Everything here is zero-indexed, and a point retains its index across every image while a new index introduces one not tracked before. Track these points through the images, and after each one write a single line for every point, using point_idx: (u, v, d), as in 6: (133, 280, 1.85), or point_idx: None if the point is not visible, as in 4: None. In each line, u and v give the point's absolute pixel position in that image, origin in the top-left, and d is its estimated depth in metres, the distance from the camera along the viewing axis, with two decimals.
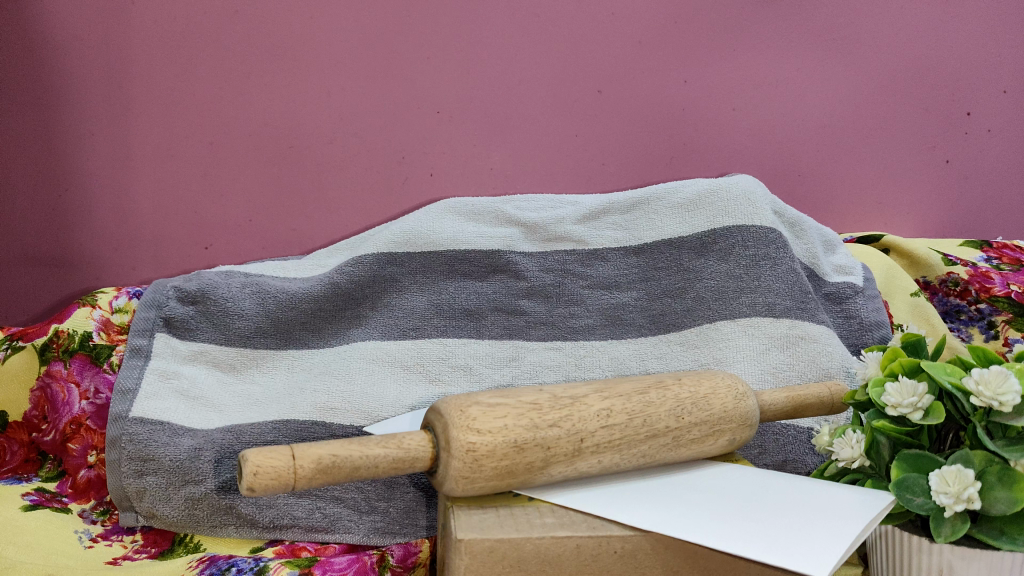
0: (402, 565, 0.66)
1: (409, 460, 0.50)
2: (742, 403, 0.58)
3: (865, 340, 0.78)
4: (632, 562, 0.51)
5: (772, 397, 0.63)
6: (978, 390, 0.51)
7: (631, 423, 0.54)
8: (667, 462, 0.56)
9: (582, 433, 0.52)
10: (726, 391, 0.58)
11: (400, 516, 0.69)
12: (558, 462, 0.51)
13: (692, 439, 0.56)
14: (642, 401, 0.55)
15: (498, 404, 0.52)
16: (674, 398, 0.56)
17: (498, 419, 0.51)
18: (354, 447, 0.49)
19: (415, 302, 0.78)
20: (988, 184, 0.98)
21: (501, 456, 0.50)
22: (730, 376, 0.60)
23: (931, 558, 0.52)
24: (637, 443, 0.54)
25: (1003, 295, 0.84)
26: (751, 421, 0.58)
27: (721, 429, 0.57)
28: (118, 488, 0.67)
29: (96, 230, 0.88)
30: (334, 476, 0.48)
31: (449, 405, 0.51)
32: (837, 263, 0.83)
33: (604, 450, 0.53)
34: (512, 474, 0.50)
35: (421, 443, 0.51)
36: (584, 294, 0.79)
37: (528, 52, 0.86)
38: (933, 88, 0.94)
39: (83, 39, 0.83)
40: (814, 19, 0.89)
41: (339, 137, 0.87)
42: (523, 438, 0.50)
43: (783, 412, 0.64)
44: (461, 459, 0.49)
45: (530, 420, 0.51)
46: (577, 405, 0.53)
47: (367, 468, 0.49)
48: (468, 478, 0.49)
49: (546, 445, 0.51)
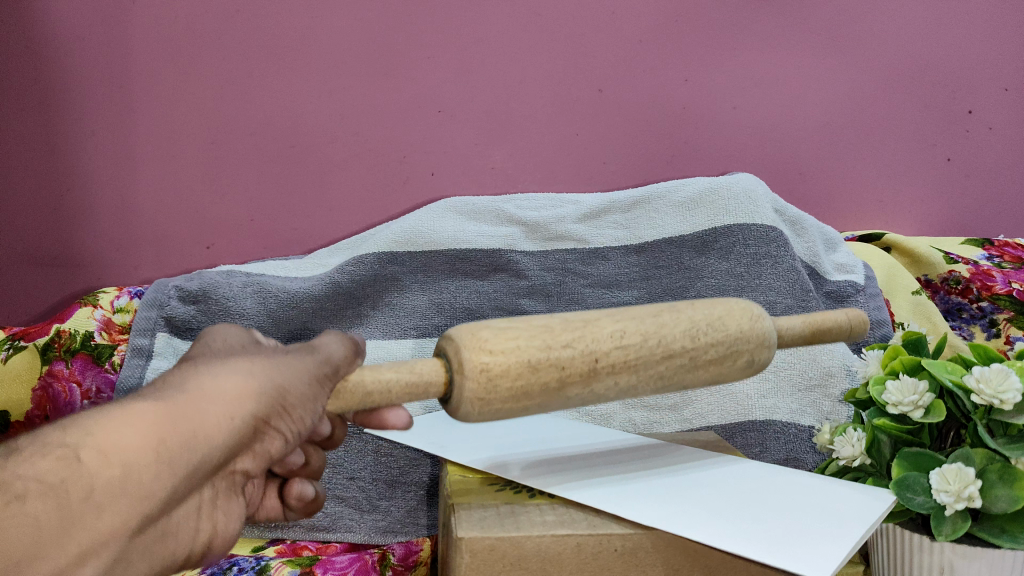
0: (403, 564, 0.68)
1: (421, 384, 0.44)
2: (757, 324, 0.51)
3: (866, 338, 0.78)
4: (633, 560, 0.51)
5: (790, 323, 0.56)
6: (978, 388, 0.51)
7: (646, 344, 0.47)
8: (681, 388, 0.49)
9: (597, 353, 0.45)
10: (740, 313, 0.51)
11: (402, 516, 0.71)
12: (574, 384, 0.45)
13: (709, 360, 0.49)
14: (655, 322, 0.48)
15: (507, 325, 0.45)
16: (686, 319, 0.49)
17: (509, 339, 0.44)
18: (366, 370, 0.44)
19: (416, 301, 0.78)
20: (988, 182, 0.98)
21: (516, 376, 0.43)
22: (740, 299, 0.53)
23: (931, 557, 0.52)
24: (653, 365, 0.47)
25: (1004, 294, 0.84)
26: (769, 342, 0.52)
27: (736, 351, 0.50)
28: None
29: (98, 230, 0.88)
30: (346, 401, 0.43)
31: (457, 327, 0.45)
32: (839, 261, 0.82)
33: (620, 372, 0.46)
34: (528, 396, 0.44)
35: (435, 367, 0.45)
36: (585, 292, 0.79)
37: (527, 51, 0.86)
38: (935, 86, 0.93)
39: (83, 40, 0.82)
40: (817, 17, 0.89)
41: (339, 137, 0.87)
42: (536, 358, 0.44)
43: (800, 342, 0.56)
44: (474, 380, 0.43)
45: (542, 339, 0.45)
46: (590, 326, 0.46)
47: (380, 394, 0.44)
48: (484, 400, 0.43)
49: (561, 366, 0.44)
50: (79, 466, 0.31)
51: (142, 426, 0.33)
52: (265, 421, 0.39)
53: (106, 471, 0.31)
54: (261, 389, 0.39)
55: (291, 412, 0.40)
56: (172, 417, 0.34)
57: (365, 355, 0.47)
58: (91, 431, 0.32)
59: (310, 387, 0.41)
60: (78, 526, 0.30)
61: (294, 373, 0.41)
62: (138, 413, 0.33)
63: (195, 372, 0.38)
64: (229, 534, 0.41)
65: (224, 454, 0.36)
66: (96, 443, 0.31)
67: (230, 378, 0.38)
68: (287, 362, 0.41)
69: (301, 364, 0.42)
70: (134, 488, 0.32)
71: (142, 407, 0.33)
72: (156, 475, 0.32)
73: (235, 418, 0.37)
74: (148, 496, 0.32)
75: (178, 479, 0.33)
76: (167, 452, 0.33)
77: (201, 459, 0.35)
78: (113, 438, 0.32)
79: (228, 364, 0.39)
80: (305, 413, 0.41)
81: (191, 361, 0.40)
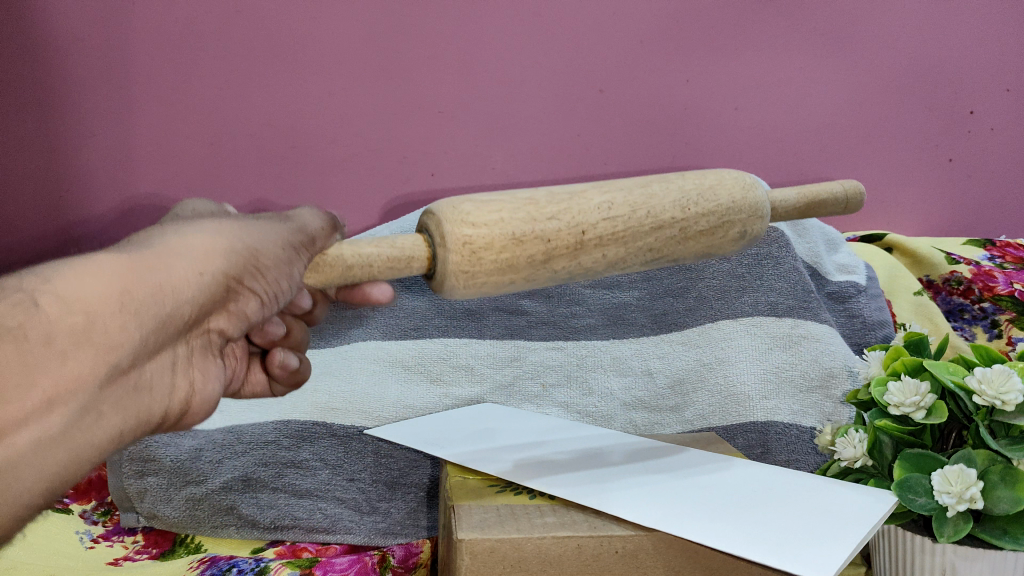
0: (403, 566, 0.69)
1: (404, 258, 0.45)
2: (750, 193, 0.51)
3: (867, 339, 0.78)
4: (633, 562, 0.50)
5: (783, 195, 0.56)
6: (979, 388, 0.51)
7: (635, 215, 0.46)
8: (674, 261, 0.49)
9: (584, 225, 0.45)
10: (732, 182, 0.51)
11: (402, 518, 0.72)
12: (562, 256, 0.45)
13: (701, 232, 0.49)
14: (645, 192, 0.47)
15: (491, 199, 0.45)
16: (676, 190, 0.48)
17: (493, 212, 0.44)
18: (348, 247, 0.46)
19: (416, 302, 0.75)
20: (990, 183, 0.97)
21: (500, 250, 0.44)
22: (734, 170, 0.53)
23: (933, 558, 0.52)
24: (643, 236, 0.47)
25: (1006, 295, 0.84)
26: (763, 213, 0.52)
27: (730, 220, 0.50)
28: (120, 489, 0.70)
29: (97, 231, 0.88)
30: (325, 274, 0.45)
31: (441, 202, 0.45)
32: (842, 262, 0.81)
33: (609, 243, 0.46)
34: (515, 269, 0.44)
35: (418, 243, 0.46)
36: (586, 293, 0.77)
37: (528, 52, 0.86)
38: (936, 86, 0.93)
39: (81, 39, 0.82)
40: (818, 17, 0.88)
41: (339, 137, 0.87)
42: (520, 231, 0.44)
43: (793, 215, 0.57)
44: (457, 253, 0.43)
45: (526, 212, 0.44)
46: (577, 198, 0.46)
47: (361, 268, 0.45)
48: (469, 273, 0.43)
49: (546, 238, 0.44)
50: (40, 311, 0.32)
51: (106, 277, 0.34)
52: (237, 280, 0.41)
53: (71, 317, 0.33)
54: (230, 248, 0.40)
55: (264, 274, 0.42)
56: (138, 269, 0.36)
57: (344, 230, 0.49)
58: (52, 279, 0.33)
59: (285, 251, 0.43)
60: (43, 368, 0.32)
61: (265, 236, 0.42)
62: (104, 266, 0.35)
63: (162, 233, 0.39)
64: (207, 391, 0.44)
65: (194, 308, 0.39)
66: (58, 289, 0.33)
67: (198, 239, 0.39)
68: (259, 228, 0.43)
69: (273, 230, 0.43)
70: (101, 337, 0.34)
71: (108, 260, 0.35)
72: (124, 324, 0.35)
73: (204, 273, 0.39)
74: (117, 347, 0.34)
75: (145, 328, 0.36)
76: (133, 302, 0.35)
77: (168, 313, 0.37)
78: (76, 288, 0.33)
79: (197, 227, 0.41)
80: (279, 276, 0.43)
81: (163, 224, 0.41)
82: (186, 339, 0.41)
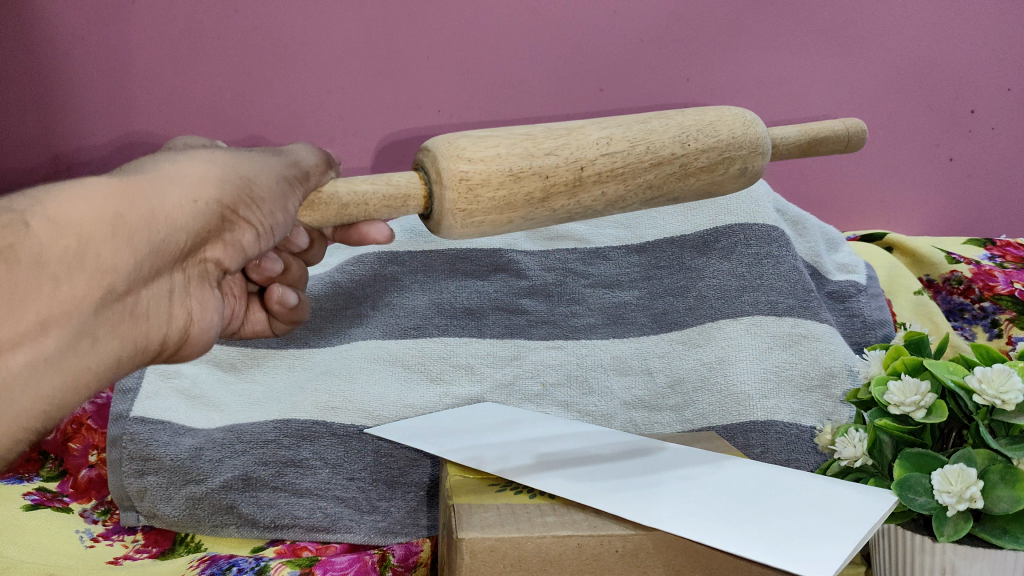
0: (403, 565, 0.67)
1: (400, 197, 0.45)
2: (752, 128, 0.50)
3: (868, 339, 0.77)
4: (634, 562, 0.50)
5: (784, 132, 0.55)
6: (979, 388, 0.51)
7: (633, 151, 0.46)
8: (671, 198, 0.49)
9: (582, 161, 0.45)
10: (732, 117, 0.50)
11: (401, 517, 0.71)
12: (559, 194, 0.45)
13: (700, 168, 0.48)
14: (643, 129, 0.47)
15: (487, 135, 0.45)
16: (675, 126, 0.48)
17: (490, 148, 0.44)
18: (344, 185, 0.45)
19: (416, 301, 0.78)
20: (993, 183, 0.97)
21: (497, 187, 0.43)
22: (734, 107, 0.52)
23: (933, 557, 0.52)
24: (642, 173, 0.47)
25: (1006, 294, 0.84)
26: (763, 149, 0.51)
27: (729, 157, 0.49)
28: (119, 488, 0.70)
29: None
30: (321, 214, 0.45)
31: (437, 139, 0.45)
32: (841, 261, 0.82)
33: (607, 180, 0.46)
34: (512, 207, 0.44)
35: (414, 180, 0.46)
36: (585, 293, 0.78)
37: (526, 50, 0.87)
38: (937, 86, 0.93)
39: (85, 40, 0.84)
40: (818, 16, 0.88)
41: (338, 136, 0.89)
42: (518, 166, 0.44)
43: (794, 152, 0.57)
44: (454, 190, 0.43)
45: (523, 148, 0.44)
46: (574, 134, 0.46)
47: (357, 207, 0.45)
48: (466, 211, 0.44)
49: (543, 174, 0.44)
50: (30, 233, 0.32)
51: (96, 200, 0.34)
52: (232, 210, 0.40)
53: (60, 238, 0.33)
54: (222, 179, 0.40)
55: (259, 206, 0.41)
56: (129, 194, 0.35)
57: (339, 169, 0.48)
58: (42, 202, 0.33)
59: (279, 185, 0.42)
60: (33, 290, 0.32)
61: (259, 170, 0.42)
62: (94, 189, 0.34)
63: (154, 162, 0.39)
64: (206, 323, 0.43)
65: (189, 236, 0.38)
66: (48, 211, 0.33)
67: (190, 168, 0.39)
68: (252, 161, 0.42)
69: (266, 164, 0.43)
70: (93, 261, 0.34)
71: (97, 184, 0.35)
72: (116, 250, 0.34)
73: (198, 202, 0.38)
74: (110, 271, 0.34)
75: (138, 253, 0.35)
76: (126, 226, 0.35)
77: (161, 239, 0.36)
78: (64, 209, 0.33)
79: (189, 157, 0.40)
80: (275, 208, 0.42)
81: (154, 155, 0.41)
82: (185, 267, 0.40)
